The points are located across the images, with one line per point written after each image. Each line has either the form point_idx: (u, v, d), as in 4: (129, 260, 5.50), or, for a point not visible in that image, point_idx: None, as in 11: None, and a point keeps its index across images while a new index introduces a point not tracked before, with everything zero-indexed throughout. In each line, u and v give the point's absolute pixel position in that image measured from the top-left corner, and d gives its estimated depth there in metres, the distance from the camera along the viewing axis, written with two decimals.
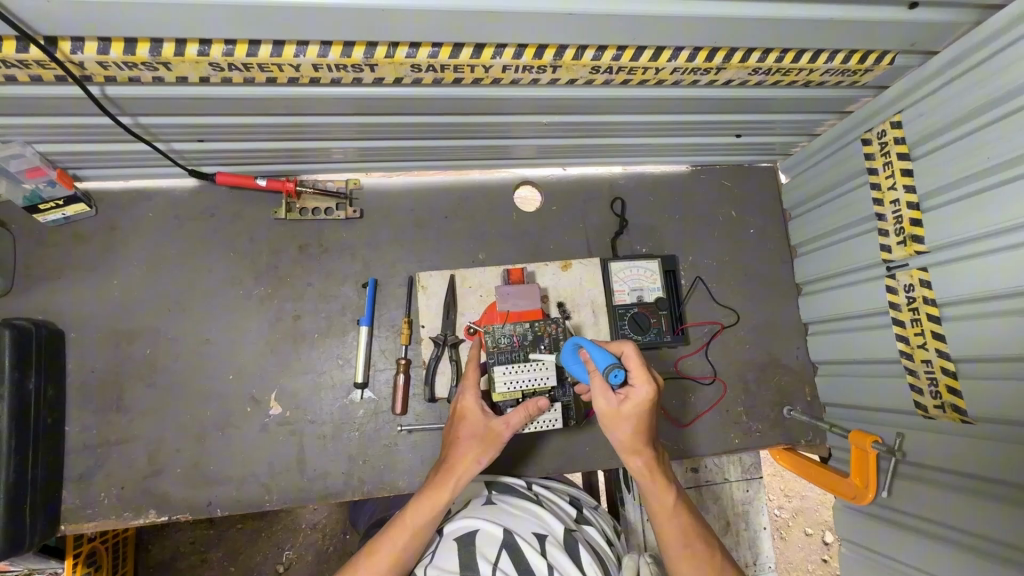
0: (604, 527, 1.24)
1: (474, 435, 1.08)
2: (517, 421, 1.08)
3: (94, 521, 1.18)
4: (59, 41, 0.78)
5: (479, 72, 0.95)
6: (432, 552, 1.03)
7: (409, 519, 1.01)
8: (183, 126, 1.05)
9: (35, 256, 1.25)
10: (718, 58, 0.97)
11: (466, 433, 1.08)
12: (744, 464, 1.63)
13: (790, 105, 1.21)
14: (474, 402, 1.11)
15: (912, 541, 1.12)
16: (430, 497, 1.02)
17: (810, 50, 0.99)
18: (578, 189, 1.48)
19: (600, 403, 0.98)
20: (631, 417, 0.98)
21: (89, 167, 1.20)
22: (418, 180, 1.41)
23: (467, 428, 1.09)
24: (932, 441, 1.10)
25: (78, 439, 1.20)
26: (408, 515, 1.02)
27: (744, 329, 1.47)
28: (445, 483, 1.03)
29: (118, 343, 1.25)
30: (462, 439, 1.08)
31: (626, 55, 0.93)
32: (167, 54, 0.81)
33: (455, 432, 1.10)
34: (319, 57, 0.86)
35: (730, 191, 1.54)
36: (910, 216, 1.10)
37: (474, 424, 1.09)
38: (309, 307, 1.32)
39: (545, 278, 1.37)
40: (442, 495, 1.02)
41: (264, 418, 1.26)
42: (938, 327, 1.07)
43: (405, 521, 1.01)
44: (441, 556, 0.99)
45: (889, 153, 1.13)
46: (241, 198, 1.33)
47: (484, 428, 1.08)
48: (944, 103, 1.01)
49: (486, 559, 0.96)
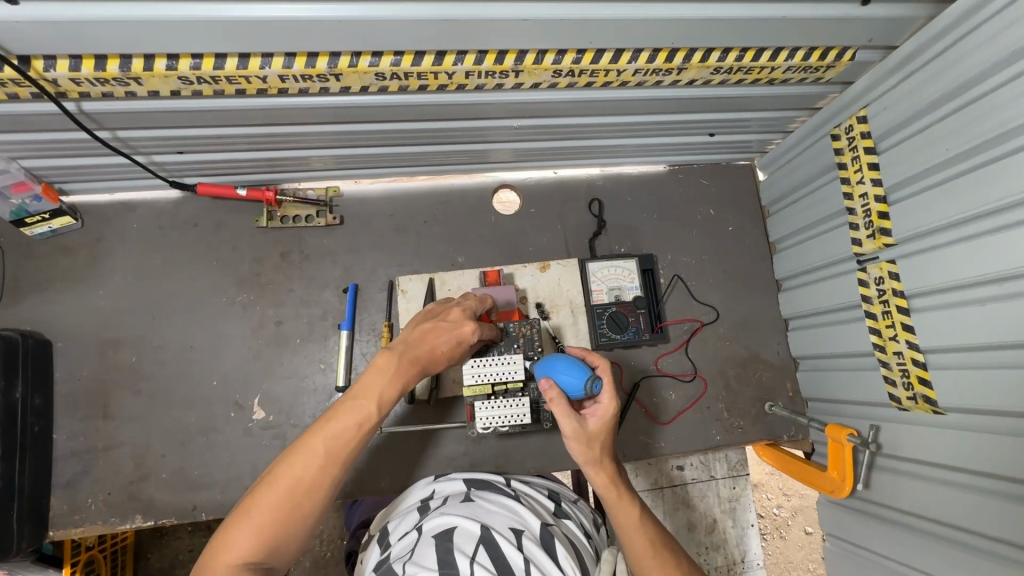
0: (582, 519, 1.19)
1: (453, 350, 1.07)
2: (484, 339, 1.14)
3: (81, 526, 1.20)
4: (32, 60, 0.82)
5: (442, 79, 0.97)
6: (406, 549, 0.95)
7: (351, 417, 0.95)
8: (161, 138, 1.08)
9: (24, 268, 1.29)
10: (678, 58, 0.99)
11: (448, 344, 1.06)
12: (731, 461, 1.64)
13: (758, 102, 1.22)
14: (474, 328, 1.08)
15: (891, 533, 1.12)
16: (380, 395, 0.98)
17: (768, 48, 1.01)
18: (556, 191, 1.50)
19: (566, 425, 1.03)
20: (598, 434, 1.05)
21: (73, 180, 1.24)
22: (398, 186, 1.43)
23: (450, 340, 1.06)
24: (907, 432, 1.10)
25: (67, 446, 1.23)
26: (353, 411, 0.95)
27: (724, 326, 1.48)
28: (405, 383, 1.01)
29: (105, 352, 1.28)
30: (442, 347, 1.05)
31: (585, 58, 0.96)
32: (137, 69, 0.84)
33: (437, 336, 1.06)
34: (284, 68, 0.88)
35: (708, 189, 1.55)
36: (878, 209, 1.11)
37: (459, 342, 1.08)
38: (291, 313, 1.34)
39: (524, 279, 1.39)
40: (394, 396, 0.99)
41: (247, 423, 1.28)
42: (907, 318, 1.07)
43: (345, 418, 0.94)
44: (416, 552, 0.91)
45: (857, 148, 1.14)
46: (224, 207, 1.37)
47: (460, 348, 1.08)
48: (904, 97, 1.03)
49: (463, 554, 0.89)
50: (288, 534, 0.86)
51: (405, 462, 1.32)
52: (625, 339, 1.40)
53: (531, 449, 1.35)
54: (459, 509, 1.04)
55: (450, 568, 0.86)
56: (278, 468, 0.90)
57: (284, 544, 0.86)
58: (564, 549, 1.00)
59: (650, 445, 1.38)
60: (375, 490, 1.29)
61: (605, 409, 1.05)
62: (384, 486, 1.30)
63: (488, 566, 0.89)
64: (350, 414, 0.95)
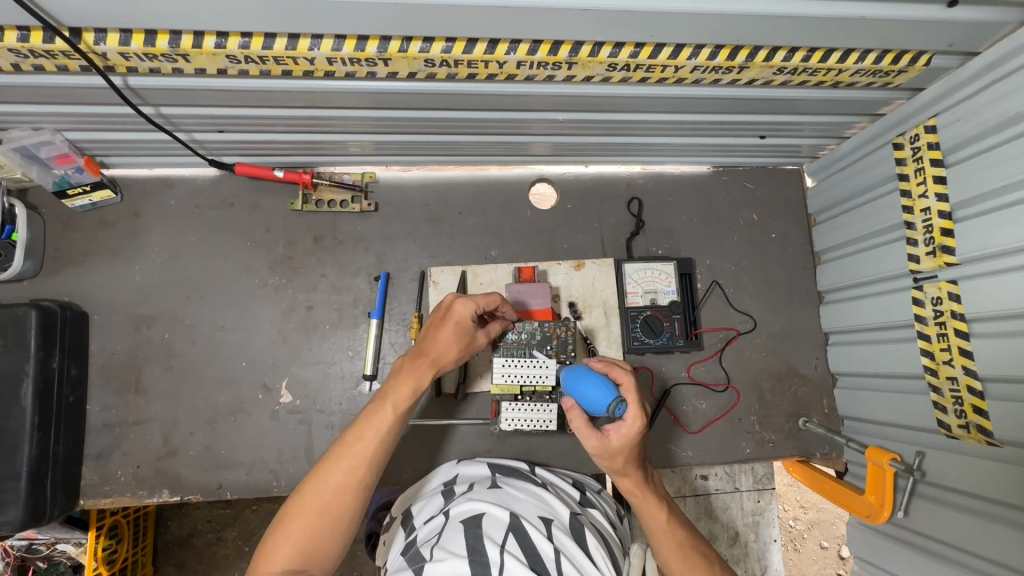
0: (607, 510, 1.17)
1: (457, 338, 1.08)
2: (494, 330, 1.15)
3: (111, 497, 1.22)
4: (82, 33, 0.80)
5: (492, 68, 0.93)
6: (434, 532, 0.93)
7: (371, 424, 0.98)
8: (202, 116, 1.07)
9: (64, 240, 1.30)
10: (741, 56, 0.94)
11: (449, 334, 1.08)
12: (756, 474, 1.60)
13: (818, 106, 1.16)
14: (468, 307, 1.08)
15: (929, 564, 1.08)
16: (396, 398, 1.01)
17: (839, 49, 0.95)
18: (594, 188, 1.45)
19: (592, 441, 0.98)
20: (631, 449, 0.99)
21: (114, 155, 1.24)
22: (434, 175, 1.41)
23: (454, 332, 1.08)
24: (955, 462, 1.05)
25: (99, 417, 1.25)
26: (374, 420, 0.99)
27: (760, 337, 1.43)
28: (421, 381, 1.04)
29: (139, 327, 1.29)
30: (446, 337, 1.07)
31: (644, 52, 0.91)
32: (186, 46, 0.82)
33: (439, 328, 1.08)
34: (333, 51, 0.86)
35: (753, 193, 1.49)
36: (941, 225, 1.05)
37: (462, 326, 1.08)
38: (322, 298, 1.34)
39: (557, 276, 1.37)
40: (409, 396, 1.02)
41: (274, 406, 1.28)
42: (966, 344, 1.01)
43: (366, 425, 0.98)
44: (443, 537, 0.90)
45: (922, 159, 1.08)
46: (260, 188, 1.36)
47: (461, 329, 1.08)
48: (980, 109, 0.96)
49: (493, 542, 0.87)
50: (325, 539, 0.89)
51: (428, 455, 1.30)
52: (658, 344, 1.36)
53: (556, 450, 1.33)
54: (485, 496, 1.02)
55: (480, 556, 0.84)
56: (308, 479, 0.94)
57: (322, 547, 0.89)
58: (594, 539, 0.98)
59: (679, 454, 1.35)
60: (398, 482, 1.29)
61: (631, 426, 0.97)
62: (407, 478, 1.29)
63: (519, 554, 0.86)
64: (369, 420, 0.99)
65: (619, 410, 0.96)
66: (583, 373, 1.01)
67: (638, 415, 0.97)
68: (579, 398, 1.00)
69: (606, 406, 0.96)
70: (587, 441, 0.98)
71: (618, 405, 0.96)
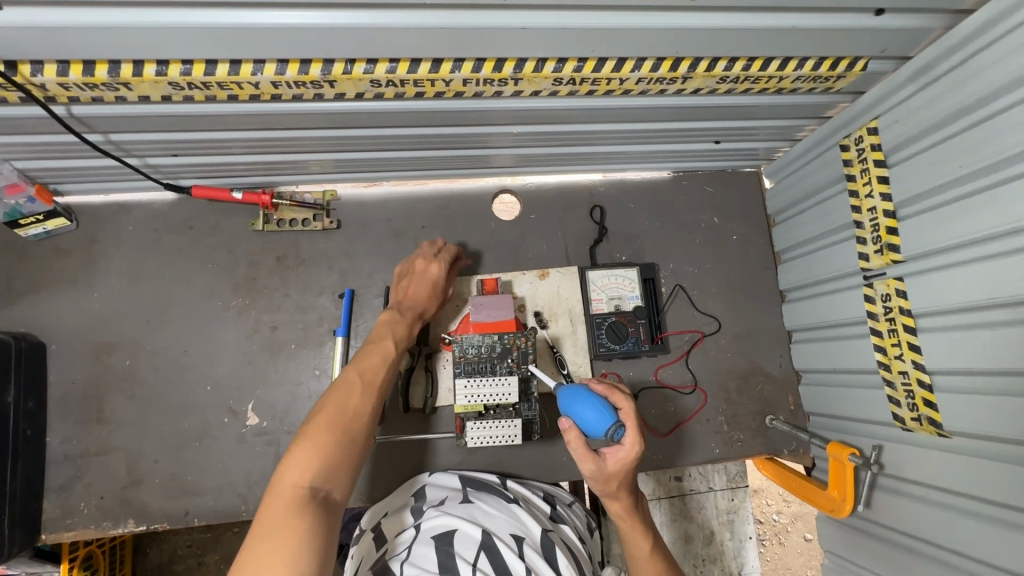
0: (576, 524, 1.18)
1: (432, 291, 1.21)
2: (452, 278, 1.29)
3: (74, 529, 1.20)
4: (19, 65, 0.80)
5: (439, 86, 0.94)
6: (404, 547, 0.95)
7: (373, 358, 1.05)
8: (154, 142, 1.06)
9: (19, 270, 1.28)
10: (683, 67, 0.96)
11: (428, 291, 1.21)
12: (730, 473, 1.62)
13: (766, 112, 1.19)
14: (440, 267, 1.23)
15: (891, 555, 1.10)
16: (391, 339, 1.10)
17: (777, 58, 0.97)
18: (557, 197, 1.47)
19: (587, 464, 0.97)
20: (626, 474, 0.99)
21: (67, 182, 1.22)
22: (397, 190, 1.41)
23: (426, 283, 1.21)
24: (912, 454, 1.07)
25: (60, 449, 1.23)
26: (373, 354, 1.06)
27: (725, 338, 1.45)
28: (411, 326, 1.15)
29: (99, 355, 1.27)
30: (425, 293, 1.20)
31: (587, 66, 0.93)
32: (126, 74, 0.82)
33: (420, 282, 1.21)
34: (277, 74, 0.86)
35: (713, 196, 1.52)
36: (886, 224, 1.08)
37: (433, 281, 1.21)
38: (287, 318, 1.33)
39: (522, 286, 1.38)
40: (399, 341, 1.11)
41: (241, 429, 1.27)
42: (914, 339, 1.05)
43: (369, 358, 1.05)
44: (414, 553, 0.92)
45: (867, 160, 1.11)
46: (220, 210, 1.35)
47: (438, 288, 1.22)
48: (915, 111, 1.00)
49: (465, 560, 0.88)
50: (344, 456, 0.88)
51: (400, 471, 1.29)
52: (623, 350, 1.37)
53: (528, 460, 1.33)
54: (457, 511, 1.03)
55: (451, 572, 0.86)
56: (318, 407, 0.93)
57: (341, 464, 0.87)
58: (565, 558, 0.99)
59: (647, 457, 1.37)
60: (369, 500, 1.27)
61: (627, 452, 0.96)
62: (378, 496, 1.28)
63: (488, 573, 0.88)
64: (372, 352, 1.06)
65: (618, 435, 0.96)
66: (581, 394, 1.01)
67: (636, 442, 0.96)
68: (576, 419, 1.00)
69: (605, 430, 0.96)
70: (583, 465, 0.97)
71: (618, 431, 0.96)
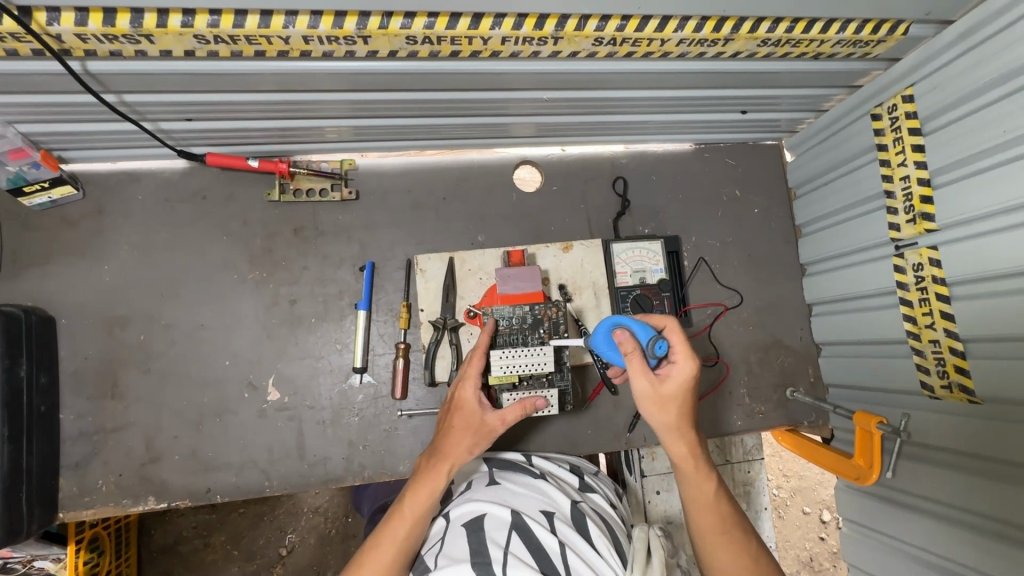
0: (605, 492, 1.20)
1: (473, 428, 1.02)
2: (513, 418, 1.03)
3: (92, 508, 1.17)
4: (33, 13, 0.74)
5: (476, 45, 0.91)
6: (437, 538, 0.97)
7: (436, 469, 0.99)
8: (169, 104, 1.01)
9: (22, 242, 1.22)
10: (726, 28, 0.93)
11: (468, 434, 1.01)
12: (746, 445, 1.64)
13: (799, 79, 1.17)
14: (474, 403, 1.04)
15: (915, 520, 1.12)
16: (452, 455, 1.00)
17: (821, 19, 0.95)
18: (578, 169, 1.44)
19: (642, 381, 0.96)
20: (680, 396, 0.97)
21: (73, 148, 1.16)
22: (416, 160, 1.37)
23: (465, 419, 1.03)
24: (940, 422, 1.08)
25: (74, 426, 1.19)
26: (442, 457, 1.00)
27: (747, 311, 1.45)
28: (467, 447, 1.00)
29: (112, 330, 1.23)
30: (463, 429, 1.02)
31: (630, 25, 0.89)
32: (149, 25, 0.77)
33: (456, 429, 1.02)
34: (310, 28, 0.81)
35: (734, 169, 1.51)
36: (920, 192, 1.07)
37: (472, 415, 1.03)
38: (306, 291, 1.29)
39: (545, 259, 1.36)
40: (466, 452, 1.00)
41: (261, 404, 1.24)
42: (947, 307, 1.05)
43: (435, 463, 1.00)
44: (447, 543, 0.93)
45: (900, 128, 1.10)
46: (234, 179, 1.30)
47: (485, 418, 1.03)
48: (955, 76, 0.98)
49: (497, 545, 0.89)
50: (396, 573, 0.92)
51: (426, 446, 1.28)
52: None
53: (553, 434, 1.32)
54: (485, 493, 1.03)
55: (483, 557, 0.86)
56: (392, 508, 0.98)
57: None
58: (596, 528, 1.01)
59: None
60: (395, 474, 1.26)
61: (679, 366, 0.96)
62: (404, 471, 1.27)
63: (523, 554, 0.88)
64: (443, 449, 1.01)
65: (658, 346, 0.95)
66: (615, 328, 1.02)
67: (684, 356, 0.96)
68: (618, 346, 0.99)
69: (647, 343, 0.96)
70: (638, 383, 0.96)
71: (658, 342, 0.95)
